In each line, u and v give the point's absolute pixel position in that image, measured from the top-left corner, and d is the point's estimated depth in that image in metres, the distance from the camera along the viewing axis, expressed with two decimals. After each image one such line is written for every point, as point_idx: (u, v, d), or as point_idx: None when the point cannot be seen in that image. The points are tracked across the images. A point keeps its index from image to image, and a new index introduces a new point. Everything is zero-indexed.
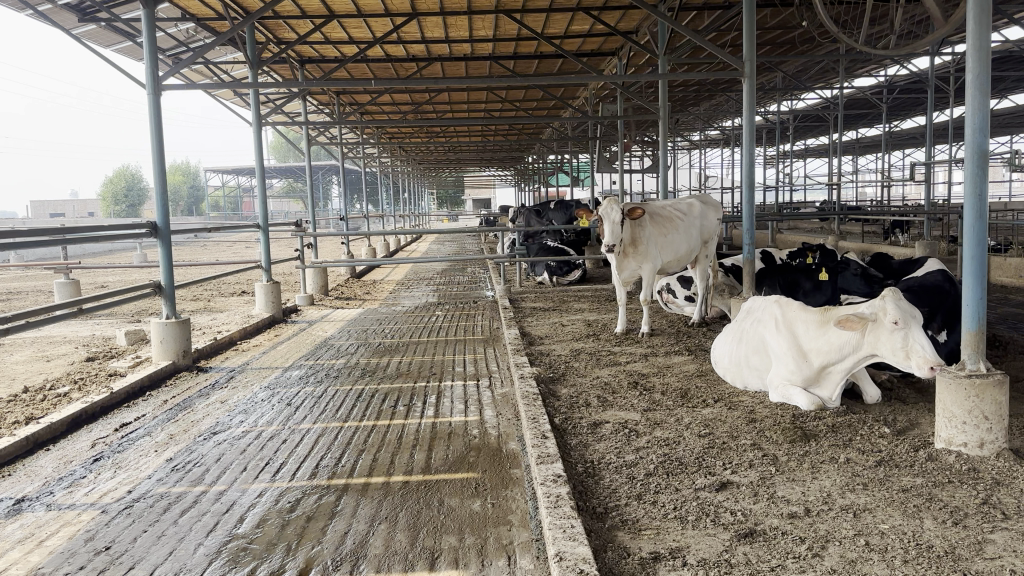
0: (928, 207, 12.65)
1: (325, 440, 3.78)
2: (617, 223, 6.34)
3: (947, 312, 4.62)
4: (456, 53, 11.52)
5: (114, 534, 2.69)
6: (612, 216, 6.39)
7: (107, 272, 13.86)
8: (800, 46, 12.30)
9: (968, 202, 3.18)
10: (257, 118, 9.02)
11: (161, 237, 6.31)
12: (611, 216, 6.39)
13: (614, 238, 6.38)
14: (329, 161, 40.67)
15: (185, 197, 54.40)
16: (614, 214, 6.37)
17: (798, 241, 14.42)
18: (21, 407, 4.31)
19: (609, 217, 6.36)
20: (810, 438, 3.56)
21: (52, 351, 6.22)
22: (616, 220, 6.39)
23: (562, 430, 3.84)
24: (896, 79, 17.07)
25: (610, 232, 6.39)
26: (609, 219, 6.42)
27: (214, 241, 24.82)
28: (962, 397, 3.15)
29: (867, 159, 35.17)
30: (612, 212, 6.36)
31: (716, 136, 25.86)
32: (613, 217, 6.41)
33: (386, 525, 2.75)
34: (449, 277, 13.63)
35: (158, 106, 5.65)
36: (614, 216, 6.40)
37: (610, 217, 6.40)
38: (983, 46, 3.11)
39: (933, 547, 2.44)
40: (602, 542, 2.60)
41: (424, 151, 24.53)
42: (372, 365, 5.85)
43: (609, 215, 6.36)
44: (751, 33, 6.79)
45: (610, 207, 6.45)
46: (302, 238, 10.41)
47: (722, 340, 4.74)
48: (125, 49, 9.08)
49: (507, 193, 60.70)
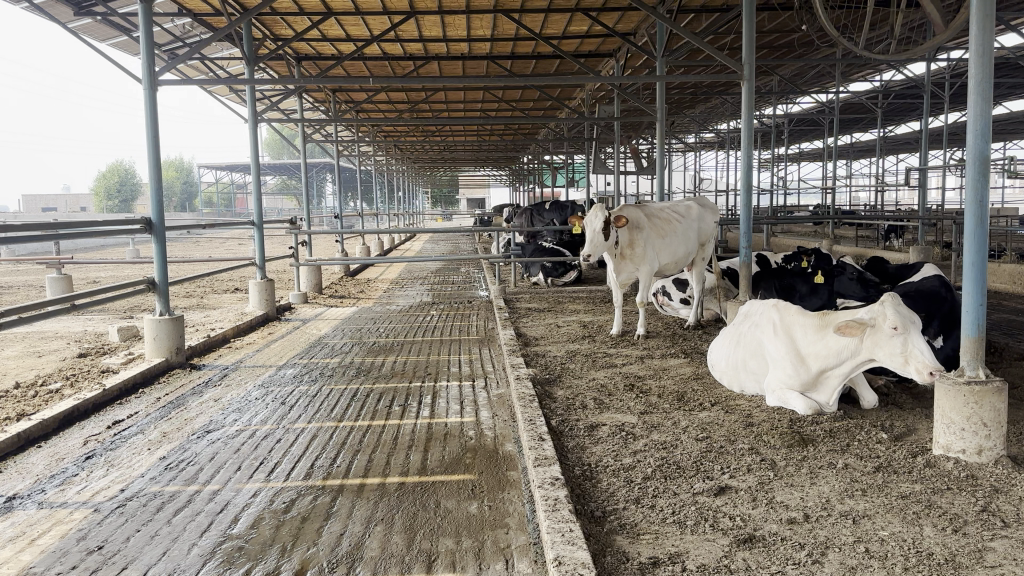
0: (921, 211, 12.73)
1: (320, 440, 3.74)
2: (598, 232, 6.42)
3: (943, 318, 4.63)
4: (454, 53, 11.49)
5: (106, 534, 2.65)
6: (595, 224, 6.47)
7: (99, 267, 13.82)
8: (796, 49, 12.34)
9: (968, 210, 3.18)
10: (253, 115, 8.93)
11: (155, 233, 6.16)
12: (594, 224, 6.50)
13: (595, 246, 6.46)
14: (324, 158, 40.56)
15: (177, 194, 54.19)
16: (595, 223, 6.46)
17: (793, 245, 14.44)
18: (12, 403, 4.25)
19: (591, 226, 6.46)
20: (807, 443, 3.55)
21: (43, 347, 6.16)
22: (599, 229, 6.48)
23: (559, 433, 3.81)
24: (891, 84, 17.11)
25: (592, 240, 6.50)
26: (593, 227, 6.52)
27: (206, 237, 24.65)
28: (961, 403, 3.14)
29: (863, 164, 35.29)
30: (594, 221, 6.46)
31: (711, 139, 25.94)
32: (595, 225, 6.50)
33: (381, 527, 2.72)
34: (444, 277, 13.57)
35: (154, 102, 5.59)
36: (596, 225, 6.49)
37: (592, 226, 6.51)
38: (986, 53, 3.09)
39: (933, 554, 2.43)
40: (600, 546, 2.57)
41: (420, 150, 24.46)
42: (366, 364, 5.82)
43: (591, 224, 6.47)
44: (751, 35, 6.72)
45: (594, 214, 6.54)
46: (295, 236, 10.16)
47: (719, 344, 4.73)
48: (121, 43, 9.00)
49: (501, 192, 60.90)
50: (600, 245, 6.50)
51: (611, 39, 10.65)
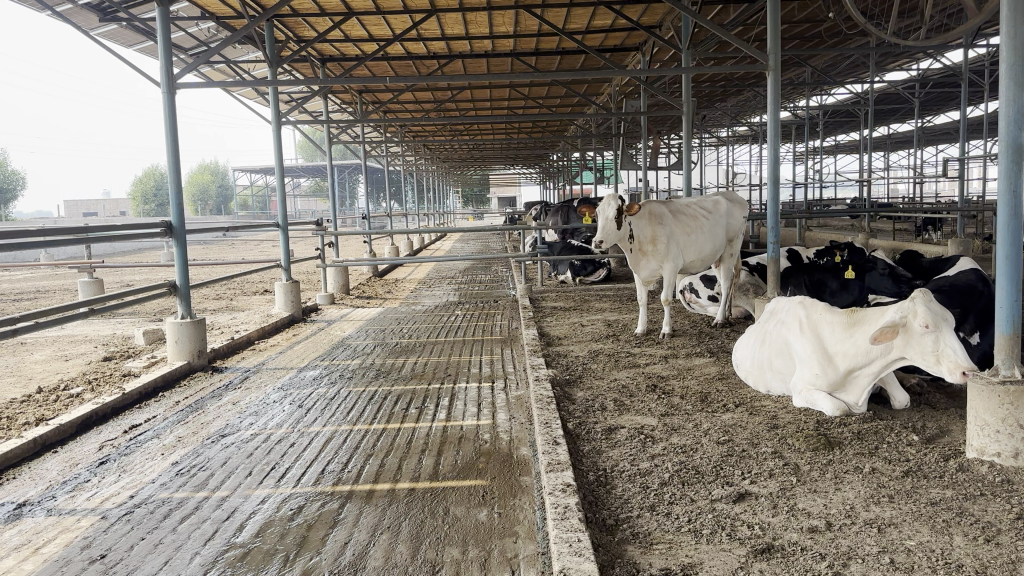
0: (961, 201, 12.32)
1: (334, 445, 3.70)
2: (610, 220, 6.43)
3: (980, 313, 4.42)
4: (478, 50, 11.44)
5: (111, 542, 2.65)
6: (607, 212, 6.52)
7: (133, 270, 14.13)
8: (828, 40, 12.06)
9: (1004, 201, 3.01)
10: (277, 117, 8.96)
11: (176, 236, 6.20)
12: (606, 213, 6.53)
13: (607, 235, 6.51)
14: (354, 160, 41.05)
15: (212, 197, 55.42)
16: (607, 212, 6.49)
17: (827, 240, 14.06)
18: (34, 407, 4.32)
19: (603, 214, 6.50)
20: (833, 446, 3.41)
21: (70, 351, 6.26)
22: (610, 217, 6.50)
23: (575, 436, 3.74)
24: (929, 73, 16.59)
25: (605, 228, 6.54)
26: (605, 215, 6.55)
27: (240, 240, 25.06)
28: (995, 404, 2.99)
29: (901, 155, 34.42)
30: (607, 209, 6.49)
31: (744, 133, 25.55)
32: (608, 213, 6.53)
33: (387, 536, 2.67)
34: (472, 276, 13.56)
35: (172, 107, 5.64)
36: (608, 213, 6.52)
37: (605, 214, 6.55)
38: (1020, 35, 2.92)
39: (963, 566, 2.29)
40: (610, 558, 2.48)
41: (447, 148, 24.54)
42: (387, 366, 5.78)
43: (604, 212, 6.51)
44: (776, 24, 6.45)
45: (609, 202, 6.55)
46: (322, 237, 10.20)
47: (745, 341, 4.58)
48: (146, 47, 9.13)
49: (530, 190, 61.10)
50: (613, 235, 6.52)
51: (635, 33, 10.50)
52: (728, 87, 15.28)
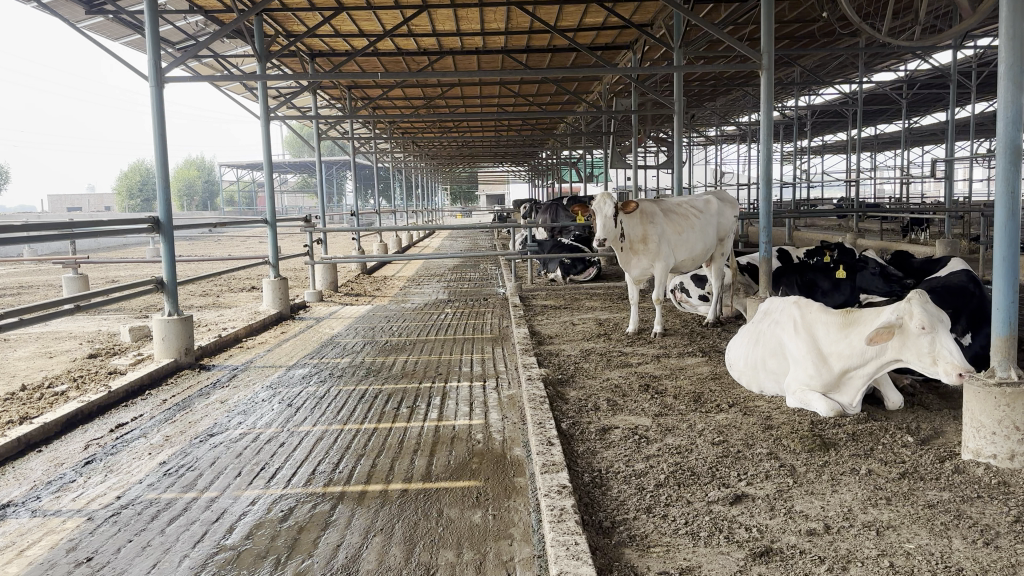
0: (947, 200, 12.43)
1: (323, 445, 3.64)
2: (608, 220, 6.24)
3: (971, 314, 4.43)
4: (469, 46, 11.37)
5: (98, 544, 2.59)
6: (603, 210, 6.31)
7: (117, 265, 13.94)
8: (818, 40, 12.10)
9: (1001, 201, 2.99)
10: (266, 111, 8.85)
11: (163, 232, 6.09)
12: (603, 211, 6.31)
13: (604, 234, 6.32)
14: (341, 156, 40.85)
15: (198, 192, 54.99)
16: (605, 210, 6.28)
17: (815, 239, 14.12)
18: (17, 406, 4.22)
19: (600, 212, 6.27)
20: (829, 447, 3.39)
21: (55, 348, 6.16)
22: (608, 215, 6.29)
23: (569, 436, 3.70)
24: (917, 75, 16.73)
25: (603, 226, 6.29)
26: (601, 213, 6.32)
27: (227, 236, 24.82)
28: (992, 406, 2.98)
29: (887, 157, 34.73)
30: (604, 207, 6.27)
31: (732, 132, 25.70)
32: (605, 211, 6.32)
33: (380, 538, 2.62)
34: (461, 273, 13.52)
35: (160, 100, 5.55)
36: (604, 211, 6.31)
37: (602, 212, 6.32)
38: (1019, 35, 2.91)
39: (963, 570, 2.28)
40: (608, 561, 2.45)
41: (437, 144, 24.41)
42: (376, 364, 5.72)
43: (601, 209, 6.27)
44: (770, 23, 6.42)
45: (604, 199, 6.34)
46: (312, 234, 10.10)
47: (738, 341, 4.56)
48: (132, 40, 8.97)
49: (519, 188, 61.16)
50: (608, 233, 6.35)
51: (627, 31, 10.49)
52: (718, 86, 15.30)
